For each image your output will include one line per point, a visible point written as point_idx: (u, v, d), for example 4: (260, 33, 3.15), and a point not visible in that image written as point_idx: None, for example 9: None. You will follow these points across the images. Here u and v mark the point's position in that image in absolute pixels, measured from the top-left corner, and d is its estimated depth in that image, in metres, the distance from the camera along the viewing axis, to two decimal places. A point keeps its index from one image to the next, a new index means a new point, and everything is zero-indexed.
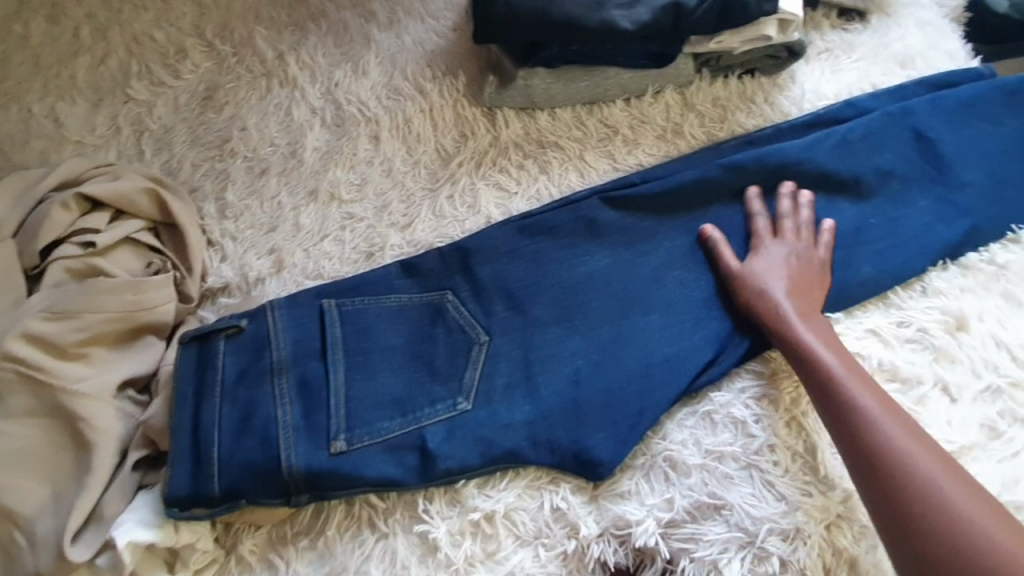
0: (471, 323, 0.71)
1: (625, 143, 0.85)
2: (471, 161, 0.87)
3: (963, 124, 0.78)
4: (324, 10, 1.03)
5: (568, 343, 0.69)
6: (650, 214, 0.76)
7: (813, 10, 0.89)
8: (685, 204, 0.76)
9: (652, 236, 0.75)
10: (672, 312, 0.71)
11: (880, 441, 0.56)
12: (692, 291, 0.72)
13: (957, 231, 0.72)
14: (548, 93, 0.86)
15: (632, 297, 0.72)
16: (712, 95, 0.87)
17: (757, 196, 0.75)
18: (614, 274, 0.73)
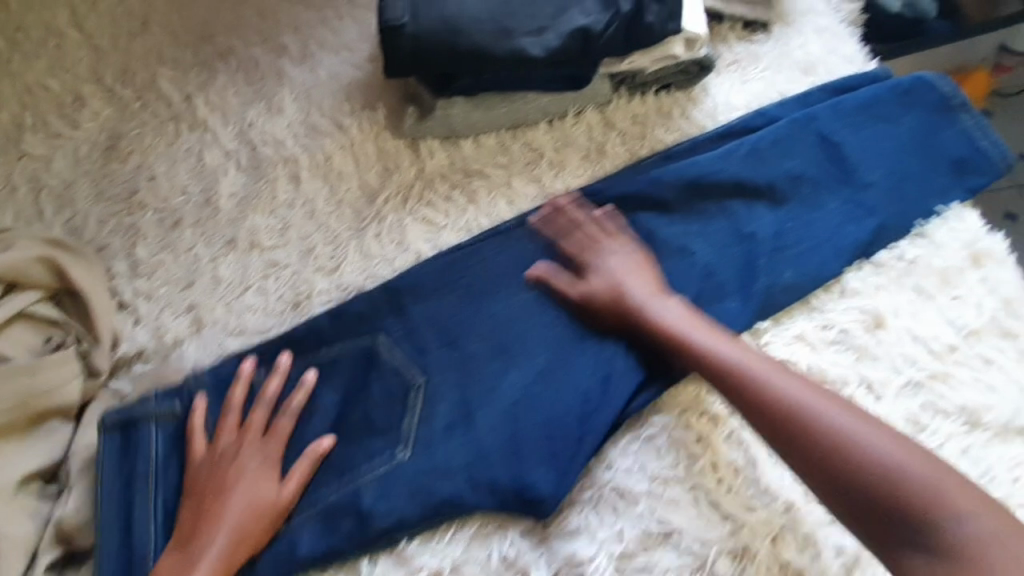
0: (406, 366, 0.69)
1: (551, 165, 0.85)
2: (397, 195, 0.84)
3: (865, 126, 0.81)
4: (232, 47, 0.99)
5: (509, 376, 0.68)
6: (579, 234, 0.76)
7: (721, 23, 0.93)
8: (610, 222, 0.77)
9: (581, 253, 0.74)
10: (608, 330, 0.70)
11: (796, 425, 0.57)
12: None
13: (866, 229, 0.75)
14: (469, 121, 0.85)
15: (569, 317, 0.71)
16: (631, 112, 0.88)
17: (677, 210, 0.77)
18: (546, 301, 0.73)
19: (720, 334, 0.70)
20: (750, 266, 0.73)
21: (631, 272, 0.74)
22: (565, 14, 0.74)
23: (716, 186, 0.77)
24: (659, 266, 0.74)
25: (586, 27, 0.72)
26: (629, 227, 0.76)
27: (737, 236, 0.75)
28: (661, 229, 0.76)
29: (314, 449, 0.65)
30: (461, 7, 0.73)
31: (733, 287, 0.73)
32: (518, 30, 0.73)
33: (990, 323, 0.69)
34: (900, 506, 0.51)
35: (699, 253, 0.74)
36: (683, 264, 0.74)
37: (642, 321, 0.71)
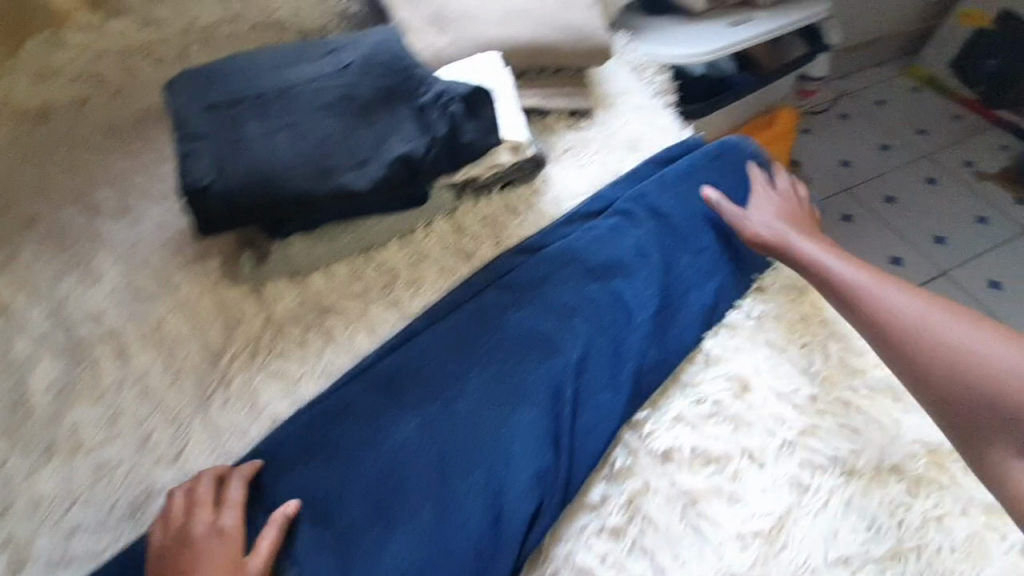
0: (273, 563, 0.61)
1: (410, 284, 0.81)
2: (243, 349, 0.76)
3: (690, 192, 0.87)
4: (33, 213, 0.87)
5: (393, 540, 0.62)
6: (450, 352, 0.73)
7: (547, 116, 0.97)
8: (473, 335, 0.75)
9: (452, 374, 0.72)
10: (490, 456, 0.66)
11: (848, 304, 0.73)
12: (506, 424, 0.68)
13: (710, 292, 0.78)
14: (313, 255, 0.80)
15: (449, 448, 0.67)
16: (480, 215, 0.88)
17: (537, 308, 0.77)
18: (422, 437, 0.67)
19: (600, 433, 0.69)
20: (616, 352, 0.73)
21: (504, 384, 0.71)
22: (387, 143, 0.72)
23: (570, 278, 0.79)
24: (530, 372, 0.72)
25: (406, 155, 0.71)
26: (495, 332, 0.75)
27: (600, 324, 0.75)
28: (527, 330, 0.75)
29: (279, 521, 0.62)
30: (272, 153, 0.68)
31: (604, 379, 0.72)
32: (340, 167, 0.70)
33: (841, 364, 0.72)
34: (913, 345, 0.67)
35: (566, 349, 0.73)
36: (552, 364, 0.72)
37: (522, 436, 0.67)
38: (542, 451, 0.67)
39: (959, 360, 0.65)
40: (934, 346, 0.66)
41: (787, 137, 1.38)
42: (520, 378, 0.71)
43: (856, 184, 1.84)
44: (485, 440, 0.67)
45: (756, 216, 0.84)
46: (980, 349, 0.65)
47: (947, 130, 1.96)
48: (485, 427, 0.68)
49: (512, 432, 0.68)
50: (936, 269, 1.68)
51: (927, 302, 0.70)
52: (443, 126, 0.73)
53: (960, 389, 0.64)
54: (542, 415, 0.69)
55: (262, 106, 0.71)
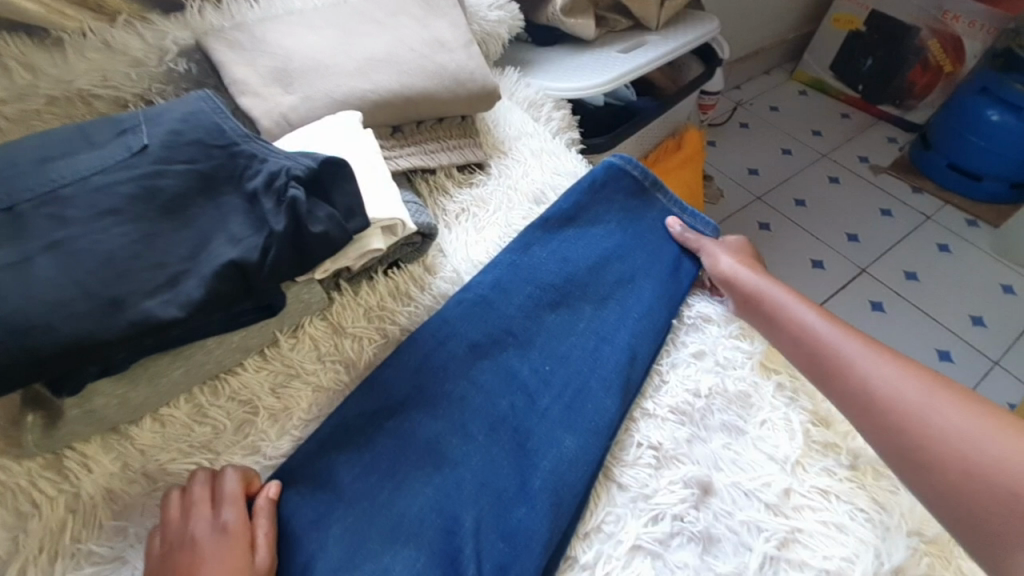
0: None
1: (273, 421, 0.63)
2: (38, 552, 0.54)
3: (580, 231, 0.77)
4: None
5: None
6: (310, 487, 0.55)
7: (434, 175, 0.82)
8: (332, 463, 0.57)
9: (306, 522, 0.53)
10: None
11: (829, 369, 0.61)
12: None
13: (622, 348, 0.67)
14: (129, 405, 0.59)
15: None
16: (363, 308, 0.70)
17: (416, 408, 0.61)
18: None
19: (524, 570, 0.53)
20: (522, 448, 0.60)
21: (384, 522, 0.54)
22: (208, 248, 0.55)
23: (453, 360, 0.64)
24: (415, 501, 0.55)
25: (236, 261, 0.54)
26: (363, 454, 0.58)
27: (497, 414, 0.61)
28: (406, 443, 0.59)
29: (268, 504, 0.53)
30: (26, 289, 0.48)
31: (513, 488, 0.57)
32: (136, 292, 0.51)
33: (810, 442, 0.61)
34: (900, 418, 0.55)
35: (458, 460, 0.58)
36: (445, 481, 0.57)
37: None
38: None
39: (941, 442, 0.53)
40: (917, 425, 0.54)
41: (694, 160, 1.33)
42: (403, 513, 0.55)
43: (766, 190, 1.83)
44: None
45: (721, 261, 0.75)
46: (972, 435, 0.52)
47: (839, 128, 2.02)
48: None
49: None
50: (855, 267, 1.68)
51: (911, 372, 0.58)
52: (282, 219, 0.55)
53: (957, 474, 0.51)
54: (438, 557, 0.53)
55: (14, 222, 0.51)
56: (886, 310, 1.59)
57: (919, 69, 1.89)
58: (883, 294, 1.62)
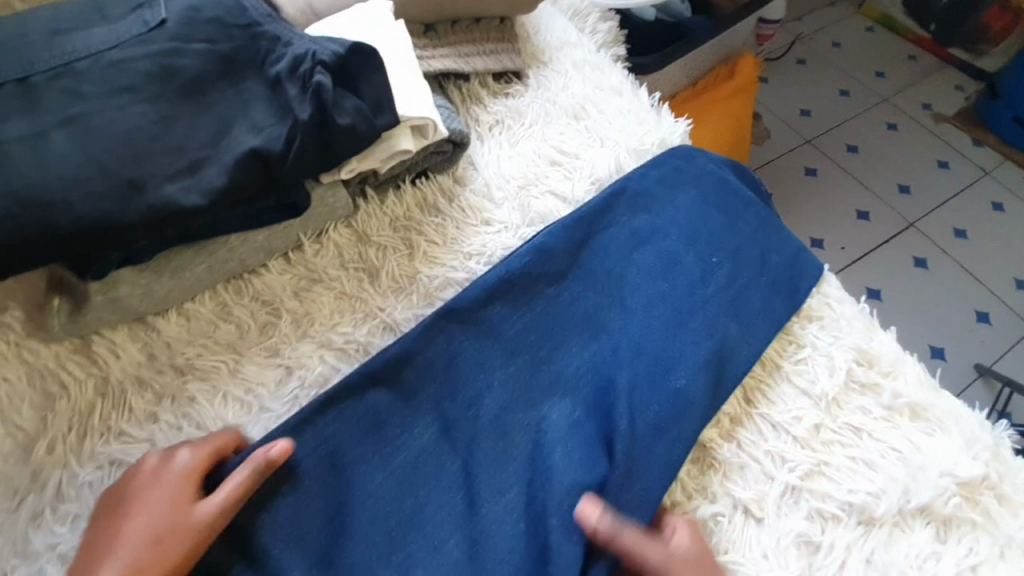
0: None
1: (296, 323, 0.62)
2: (69, 430, 0.56)
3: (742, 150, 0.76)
4: None
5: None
6: (433, 383, 0.57)
7: (468, 82, 0.77)
8: (455, 364, 0.58)
9: (419, 417, 0.56)
10: (473, 520, 0.52)
11: None
12: (495, 475, 0.53)
13: (788, 255, 0.66)
14: (153, 296, 0.58)
15: (422, 511, 0.52)
16: (388, 217, 0.68)
17: (536, 304, 0.61)
18: (397, 493, 0.52)
19: (658, 453, 0.54)
20: (649, 365, 0.58)
21: (502, 423, 0.55)
22: (229, 135, 0.52)
23: (582, 278, 0.63)
24: (535, 408, 0.56)
25: (259, 149, 0.51)
26: (484, 342, 0.59)
27: (657, 297, 0.62)
28: (517, 341, 0.59)
29: (258, 462, 0.50)
30: (42, 164, 0.46)
31: (631, 388, 0.56)
32: (155, 176, 0.49)
33: (849, 378, 0.58)
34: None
35: (569, 361, 0.58)
36: (567, 388, 0.57)
37: (521, 487, 0.53)
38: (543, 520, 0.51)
39: None
40: None
41: (748, 90, 1.22)
42: (518, 418, 0.56)
43: (817, 134, 1.72)
44: (475, 502, 0.52)
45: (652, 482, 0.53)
46: None
47: (905, 70, 1.85)
48: (474, 480, 0.53)
49: (504, 492, 0.53)
50: (902, 220, 1.59)
51: None
52: (306, 108, 0.52)
53: None
54: (550, 461, 0.53)
55: (27, 93, 0.49)
56: (929, 267, 1.52)
57: (998, 9, 1.71)
58: (927, 251, 1.55)
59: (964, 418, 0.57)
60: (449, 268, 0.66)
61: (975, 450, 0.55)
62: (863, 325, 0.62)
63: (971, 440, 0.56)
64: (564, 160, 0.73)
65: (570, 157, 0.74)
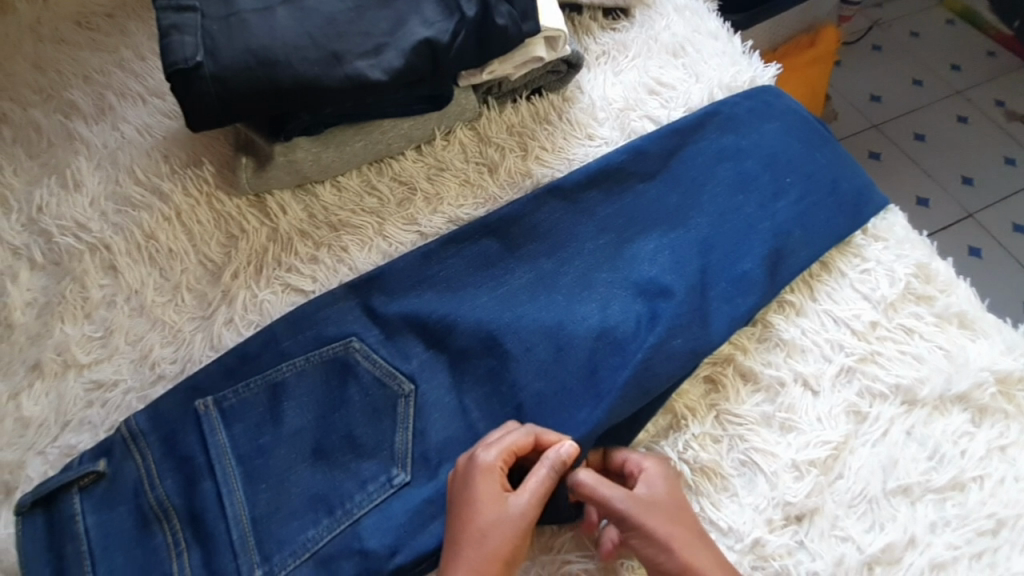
0: (341, 454, 0.57)
1: (428, 201, 0.73)
2: (248, 263, 0.68)
3: None
4: (21, 122, 0.76)
5: (428, 442, 0.58)
6: (536, 242, 0.68)
7: (580, 15, 0.86)
8: (555, 228, 0.69)
9: (522, 264, 0.67)
10: (555, 337, 0.62)
11: None
12: (581, 308, 0.64)
13: (859, 184, 0.74)
14: (319, 164, 0.71)
15: (517, 320, 0.63)
16: (506, 123, 0.78)
17: (625, 191, 0.71)
18: (500, 312, 0.63)
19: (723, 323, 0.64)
20: (718, 256, 0.68)
21: (589, 277, 0.66)
22: (405, 26, 0.62)
23: (669, 179, 0.73)
24: (619, 268, 0.67)
25: (430, 39, 0.62)
26: (579, 213, 0.70)
27: (735, 202, 0.71)
28: (605, 217, 0.70)
29: (553, 461, 0.53)
30: (271, 32, 0.58)
31: (699, 269, 0.66)
32: (350, 51, 0.60)
33: (907, 290, 0.66)
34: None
35: (647, 239, 0.69)
36: (649, 259, 0.67)
37: (599, 315, 0.64)
38: (624, 359, 0.61)
39: None
40: None
41: (828, 60, 1.28)
42: (603, 276, 0.66)
43: (885, 119, 1.74)
44: (562, 324, 0.63)
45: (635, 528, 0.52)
46: None
47: (983, 64, 1.84)
48: (562, 312, 0.64)
49: (587, 319, 0.63)
50: (961, 210, 1.61)
51: None
52: (472, 7, 0.63)
53: None
54: (627, 306, 0.64)
55: None
56: (983, 257, 1.55)
57: None
58: (983, 240, 1.57)
59: (1008, 331, 0.65)
60: (557, 170, 0.76)
61: (1015, 353, 0.63)
62: (923, 250, 0.70)
63: (1011, 347, 0.64)
64: (662, 90, 0.82)
65: (667, 89, 0.82)
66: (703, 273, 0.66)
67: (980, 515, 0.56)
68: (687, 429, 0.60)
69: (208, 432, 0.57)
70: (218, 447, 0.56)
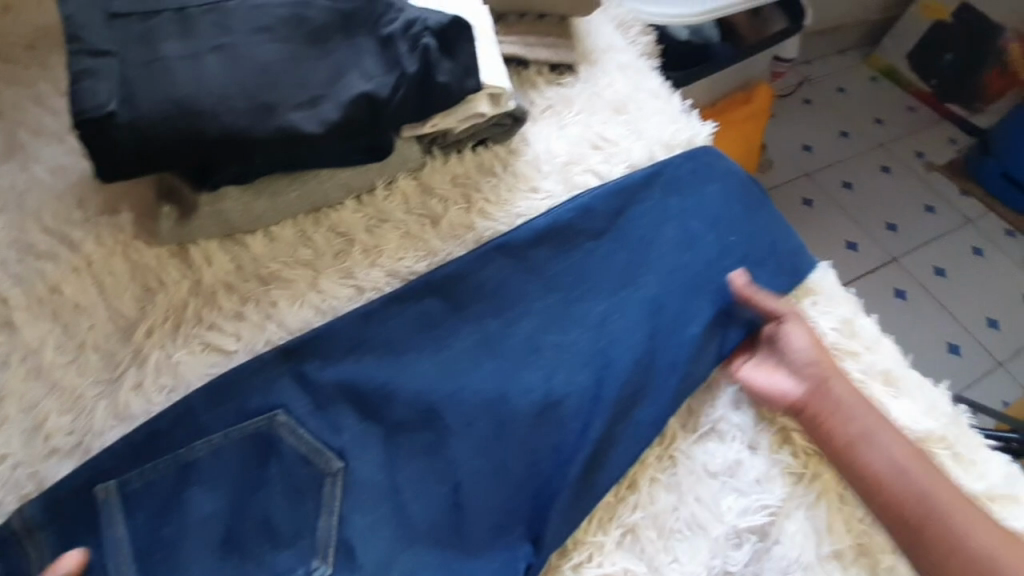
0: (259, 544, 0.53)
1: (366, 254, 0.70)
2: (165, 320, 0.63)
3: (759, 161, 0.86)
4: None
5: (353, 527, 0.54)
6: (482, 302, 0.66)
7: (527, 70, 0.87)
8: (502, 288, 0.68)
9: (467, 325, 0.65)
10: (498, 407, 0.60)
11: None
12: (525, 374, 0.62)
13: (794, 245, 0.77)
14: (250, 214, 0.67)
15: (457, 388, 0.61)
16: (449, 174, 0.77)
17: (573, 248, 0.71)
18: (440, 377, 0.61)
19: (662, 385, 0.64)
20: (666, 317, 0.68)
21: (534, 341, 0.65)
22: (343, 79, 0.61)
23: (616, 238, 0.73)
24: (565, 331, 0.66)
25: (370, 93, 0.60)
26: (526, 272, 0.69)
27: (680, 262, 0.72)
28: (553, 276, 0.69)
29: None
30: (197, 81, 0.55)
31: (645, 330, 0.66)
32: (284, 102, 0.58)
33: (833, 346, 0.69)
34: (892, 487, 0.57)
35: (595, 300, 0.68)
36: (593, 326, 0.66)
37: (544, 381, 0.62)
38: (570, 458, 0.59)
39: None
40: None
41: (761, 115, 1.36)
42: (548, 342, 0.65)
43: (817, 168, 1.85)
44: (507, 392, 0.61)
45: (800, 359, 0.64)
46: None
47: (903, 120, 1.99)
48: (506, 380, 0.62)
49: (530, 390, 0.62)
50: (887, 255, 1.72)
51: None
52: (413, 63, 0.62)
53: None
54: (570, 369, 0.63)
55: (185, 23, 0.59)
56: (908, 299, 1.65)
57: (997, 72, 1.87)
58: (908, 284, 1.67)
59: (929, 389, 0.68)
60: (499, 224, 0.75)
61: (934, 414, 0.66)
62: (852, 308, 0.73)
63: (932, 406, 0.66)
64: (605, 145, 0.83)
65: (611, 144, 0.83)
66: (645, 333, 0.66)
67: None
68: (622, 501, 0.59)
69: (106, 524, 0.52)
70: (115, 541, 0.51)
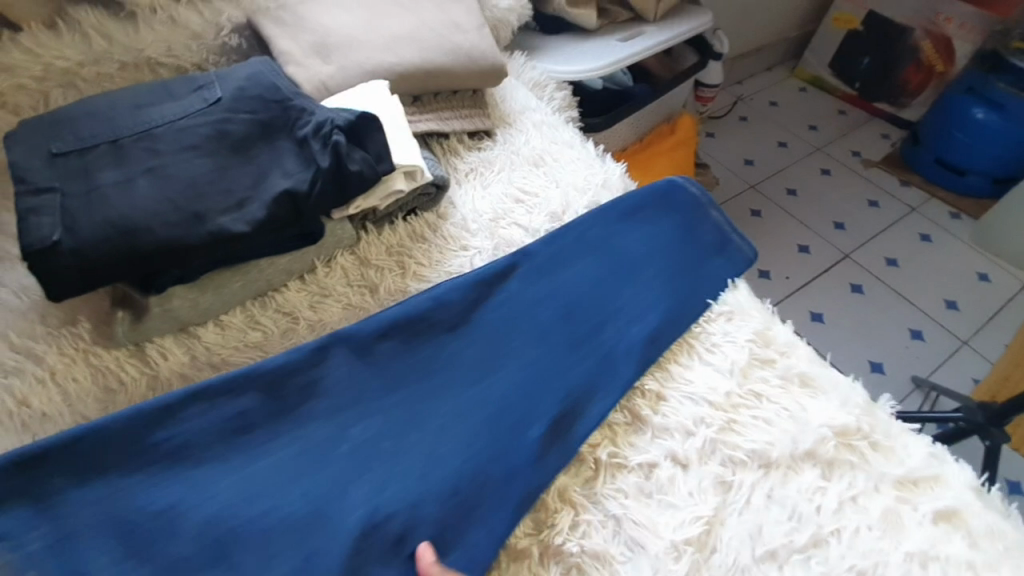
0: None
1: (312, 329, 0.76)
2: None
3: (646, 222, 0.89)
4: None
5: None
6: (359, 398, 0.66)
7: (448, 139, 0.96)
8: (379, 381, 0.67)
9: (342, 424, 0.64)
10: (368, 507, 0.58)
11: None
12: (399, 470, 0.61)
13: (670, 307, 0.79)
14: (198, 308, 0.73)
15: (312, 497, 0.58)
16: (385, 245, 0.84)
17: (452, 331, 0.72)
18: (291, 491, 0.58)
19: (515, 478, 0.63)
20: (534, 398, 0.69)
21: (402, 436, 0.64)
22: (267, 180, 0.69)
23: (493, 316, 0.75)
24: (443, 417, 0.66)
25: (290, 190, 0.68)
26: (406, 362, 0.69)
27: (560, 333, 0.74)
28: (433, 362, 0.70)
29: None
30: (131, 203, 0.62)
31: (521, 411, 0.67)
32: (212, 210, 0.65)
33: (750, 356, 0.74)
34: None
35: (475, 382, 0.69)
36: (484, 397, 0.67)
37: (417, 474, 0.61)
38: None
39: None
40: None
41: (688, 143, 1.46)
42: (422, 435, 0.64)
43: (759, 180, 1.95)
44: (375, 494, 0.59)
45: None
46: None
47: (833, 124, 2.12)
48: (366, 482, 0.60)
49: (398, 487, 0.60)
50: (838, 252, 1.79)
51: None
52: (326, 159, 0.70)
53: None
54: (438, 463, 0.62)
55: (119, 152, 0.66)
56: (865, 292, 1.71)
57: (913, 68, 1.99)
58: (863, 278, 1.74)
59: (843, 384, 0.73)
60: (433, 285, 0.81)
61: (849, 407, 0.70)
62: (764, 319, 0.79)
63: (847, 401, 0.71)
64: (526, 198, 0.91)
65: (532, 196, 0.91)
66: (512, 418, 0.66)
67: (842, 568, 0.60)
68: (560, 533, 0.61)
69: None
70: None
